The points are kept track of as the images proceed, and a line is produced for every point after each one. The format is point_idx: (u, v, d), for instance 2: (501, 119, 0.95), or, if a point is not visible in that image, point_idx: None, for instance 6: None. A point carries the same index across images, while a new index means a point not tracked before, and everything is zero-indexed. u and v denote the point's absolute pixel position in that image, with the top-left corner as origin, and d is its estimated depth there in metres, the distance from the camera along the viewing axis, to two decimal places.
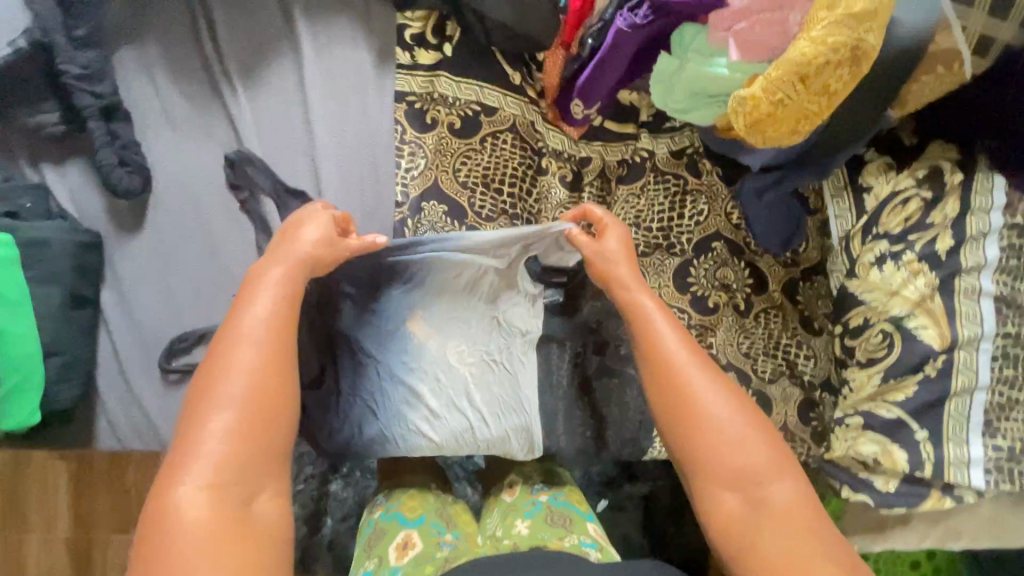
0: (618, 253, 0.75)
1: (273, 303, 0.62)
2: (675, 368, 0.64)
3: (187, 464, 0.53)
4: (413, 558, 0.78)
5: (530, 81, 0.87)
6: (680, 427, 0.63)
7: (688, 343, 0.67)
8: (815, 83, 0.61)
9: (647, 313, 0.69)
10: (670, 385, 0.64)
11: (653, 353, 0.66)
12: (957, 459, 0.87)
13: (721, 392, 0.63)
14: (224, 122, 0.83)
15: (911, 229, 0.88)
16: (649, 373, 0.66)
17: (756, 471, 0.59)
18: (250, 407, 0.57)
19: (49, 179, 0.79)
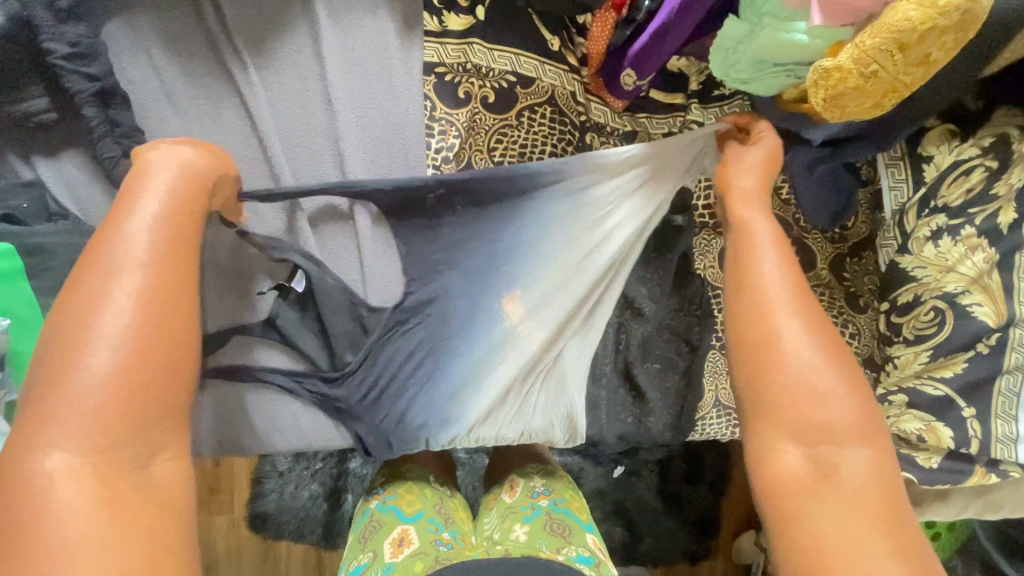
0: (758, 164, 0.68)
1: (156, 234, 0.54)
2: (770, 301, 0.60)
3: (57, 425, 0.48)
4: (407, 556, 0.99)
5: (569, 46, 0.79)
6: (756, 360, 0.59)
7: (795, 280, 0.61)
8: (914, 52, 0.54)
9: (756, 240, 0.63)
10: (759, 321, 0.60)
11: (746, 284, 0.62)
12: (1004, 436, 0.85)
13: (813, 340, 0.59)
14: (234, 103, 0.74)
15: (972, 202, 0.83)
16: (737, 302, 0.62)
17: (834, 430, 0.56)
18: (136, 359, 0.50)
19: (43, 175, 0.71)
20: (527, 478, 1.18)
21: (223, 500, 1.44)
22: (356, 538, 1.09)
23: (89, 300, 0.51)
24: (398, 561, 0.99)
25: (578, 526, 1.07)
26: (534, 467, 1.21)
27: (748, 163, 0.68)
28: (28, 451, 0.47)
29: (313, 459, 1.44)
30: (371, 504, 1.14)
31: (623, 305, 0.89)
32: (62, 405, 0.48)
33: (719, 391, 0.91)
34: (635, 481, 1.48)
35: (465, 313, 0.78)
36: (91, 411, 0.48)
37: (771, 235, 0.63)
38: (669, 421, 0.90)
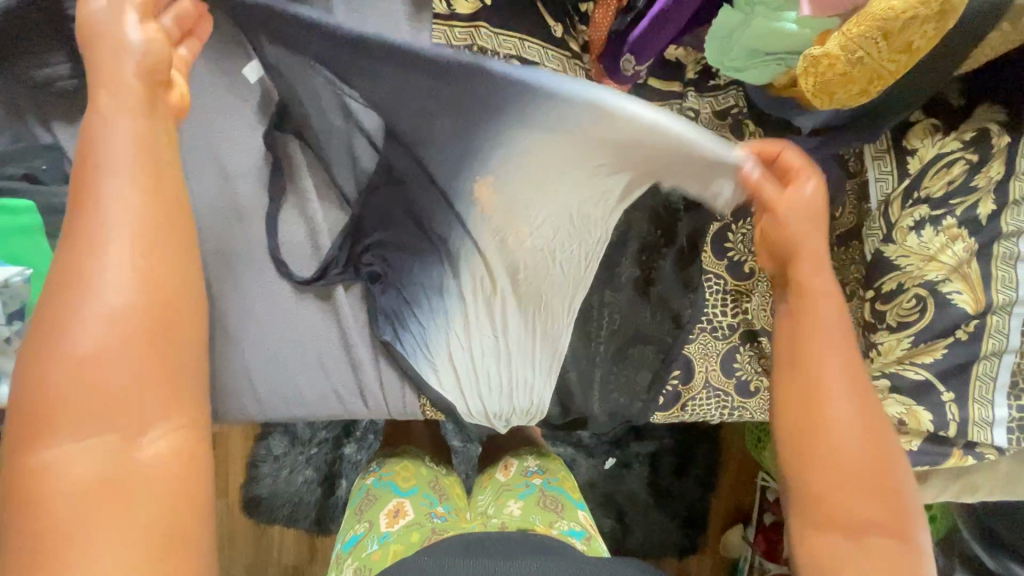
0: (801, 219, 0.65)
1: (125, 166, 0.51)
2: (826, 385, 0.62)
3: (52, 412, 0.45)
4: (402, 527, 1.00)
5: (572, 32, 0.82)
6: (806, 440, 0.61)
7: (852, 368, 0.63)
8: (897, 40, 0.58)
9: (820, 321, 0.64)
10: (808, 379, 0.63)
11: (801, 342, 0.64)
12: (981, 419, 0.89)
13: (862, 428, 0.61)
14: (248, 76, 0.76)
15: (954, 193, 0.87)
16: (787, 361, 0.65)
17: (867, 517, 0.59)
18: (128, 320, 0.48)
19: (61, 139, 0.72)
20: (520, 460, 1.20)
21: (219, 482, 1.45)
22: (353, 511, 1.11)
23: (83, 237, 0.49)
24: (394, 531, 1.00)
25: (571, 502, 1.10)
26: (528, 449, 1.24)
27: (805, 208, 0.65)
28: (34, 436, 0.45)
29: (308, 444, 1.46)
30: (368, 480, 1.15)
31: (632, 270, 0.92)
32: (50, 382, 0.46)
33: (710, 372, 0.95)
34: (626, 473, 1.51)
35: (455, 254, 0.80)
36: (93, 379, 0.46)
37: (836, 315, 0.64)
38: (661, 401, 0.94)
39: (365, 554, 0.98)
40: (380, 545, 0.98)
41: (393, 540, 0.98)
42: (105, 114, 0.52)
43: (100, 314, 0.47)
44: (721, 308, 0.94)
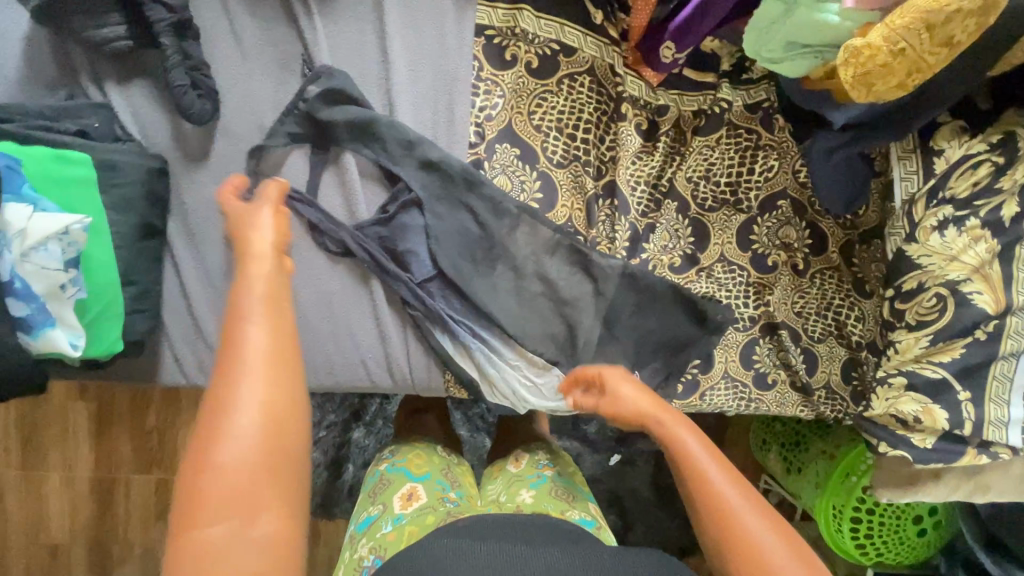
0: (632, 392, 0.72)
1: (265, 259, 0.58)
2: (727, 509, 0.57)
3: (199, 495, 0.46)
4: (417, 509, 1.00)
5: (612, 20, 0.85)
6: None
7: (740, 483, 0.59)
8: (941, 33, 0.59)
9: (692, 456, 0.62)
10: (740, 557, 0.55)
11: (721, 515, 0.57)
12: (997, 419, 0.90)
13: (787, 546, 0.54)
14: (297, 48, 0.78)
15: (978, 195, 0.88)
16: (709, 536, 0.57)
17: None
18: (266, 406, 0.49)
19: (112, 98, 0.75)
20: (532, 455, 1.20)
21: None
22: (367, 493, 1.12)
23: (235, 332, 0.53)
24: (408, 512, 1.00)
25: (579, 494, 1.10)
26: (539, 446, 1.23)
27: (625, 399, 0.72)
28: (188, 526, 0.45)
29: (318, 427, 1.47)
30: (380, 467, 1.15)
31: (656, 257, 0.91)
32: (200, 476, 0.47)
33: (729, 362, 0.96)
34: (629, 470, 1.52)
35: (489, 231, 0.83)
36: (241, 461, 0.47)
37: (702, 445, 0.63)
38: (680, 389, 0.94)
39: (379, 534, 0.98)
40: (395, 527, 0.98)
41: (407, 522, 0.97)
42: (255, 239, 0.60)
43: (251, 399, 0.49)
44: (744, 300, 0.95)
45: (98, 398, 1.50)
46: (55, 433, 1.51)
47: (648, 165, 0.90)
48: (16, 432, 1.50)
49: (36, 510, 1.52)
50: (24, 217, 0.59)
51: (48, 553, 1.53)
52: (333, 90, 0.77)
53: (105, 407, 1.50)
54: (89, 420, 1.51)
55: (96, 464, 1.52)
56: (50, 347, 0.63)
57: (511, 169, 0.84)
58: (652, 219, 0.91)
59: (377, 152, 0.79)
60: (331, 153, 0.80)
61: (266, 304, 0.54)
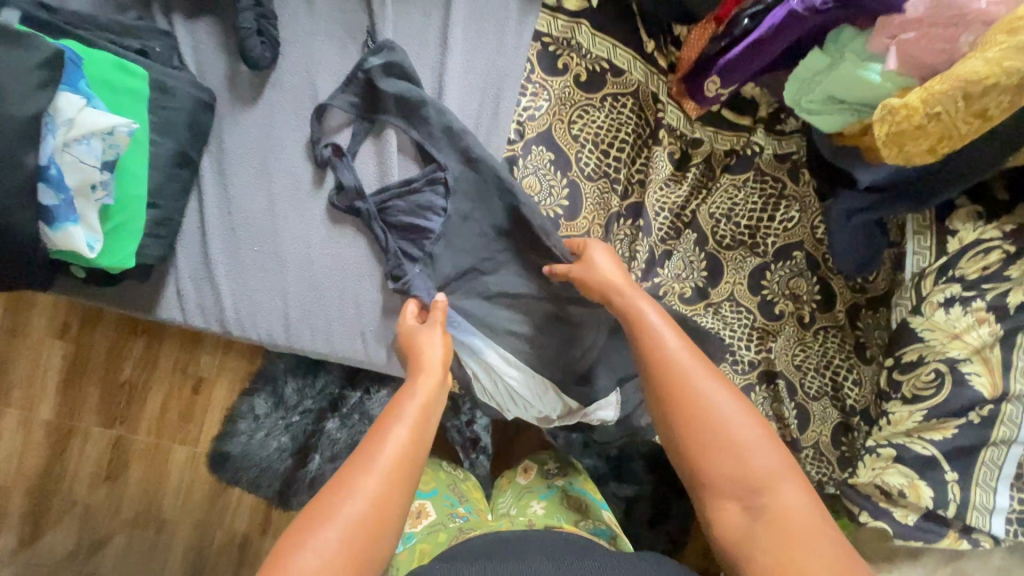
0: (609, 265, 0.73)
1: (429, 372, 0.65)
2: (673, 367, 0.61)
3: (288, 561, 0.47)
4: (427, 526, 0.81)
5: (663, 51, 0.89)
6: (680, 429, 0.59)
7: (689, 347, 0.63)
8: (977, 103, 0.61)
9: (643, 317, 0.66)
10: (678, 403, 0.59)
11: (666, 376, 0.61)
12: (980, 504, 0.90)
13: (726, 397, 0.59)
14: (362, 18, 0.82)
15: (986, 278, 0.90)
16: (652, 387, 0.62)
17: (756, 477, 0.55)
18: (372, 512, 0.51)
19: (178, 31, 0.78)
20: (540, 466, 0.95)
21: (192, 431, 1.47)
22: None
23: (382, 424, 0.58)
24: (419, 531, 0.80)
25: (596, 503, 0.88)
26: (550, 455, 0.98)
27: (607, 264, 0.73)
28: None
29: (292, 412, 1.40)
30: None
31: (665, 283, 0.93)
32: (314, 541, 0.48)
33: None
34: None
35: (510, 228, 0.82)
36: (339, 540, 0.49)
37: (655, 311, 0.67)
38: None
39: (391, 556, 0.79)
40: (406, 546, 0.79)
41: (420, 540, 0.79)
42: (424, 360, 0.67)
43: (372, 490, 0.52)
44: (746, 343, 0.95)
45: (78, 341, 1.47)
46: (25, 368, 1.47)
47: (673, 194, 0.92)
48: None
49: None
50: (76, 107, 0.60)
51: None
52: (393, 64, 0.79)
53: (82, 351, 1.47)
54: (62, 362, 1.47)
55: (59, 410, 1.47)
56: (66, 243, 0.61)
57: (542, 172, 0.86)
58: (670, 246, 0.93)
59: (421, 133, 0.81)
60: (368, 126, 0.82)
61: (410, 433, 0.57)
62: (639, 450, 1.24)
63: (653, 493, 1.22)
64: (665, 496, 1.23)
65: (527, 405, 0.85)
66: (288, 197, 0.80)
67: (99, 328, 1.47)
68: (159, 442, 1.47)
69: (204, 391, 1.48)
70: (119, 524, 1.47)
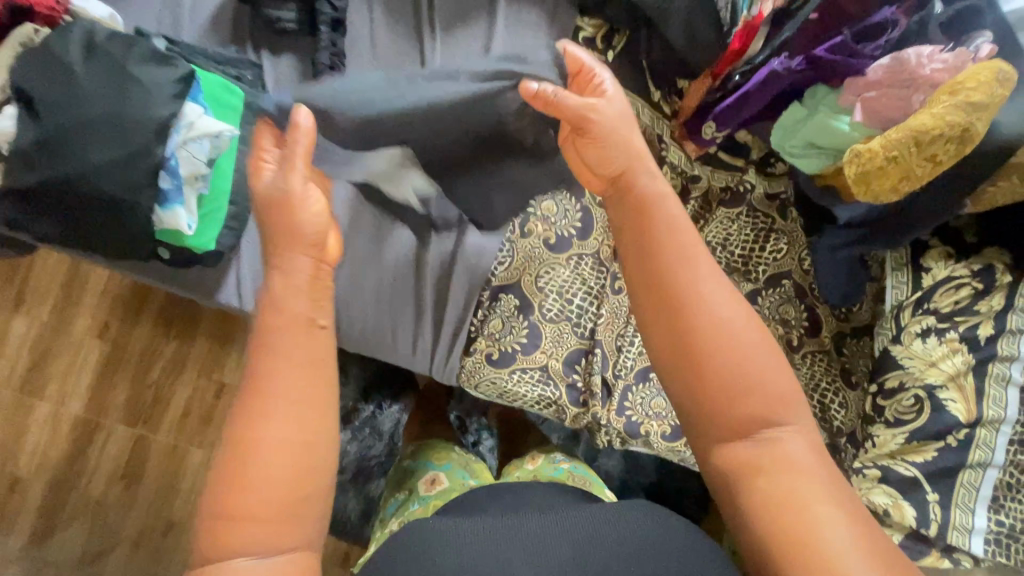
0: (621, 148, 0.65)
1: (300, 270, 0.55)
2: (690, 288, 0.56)
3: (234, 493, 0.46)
4: (442, 489, 0.88)
5: (667, 99, 1.03)
6: (694, 355, 0.55)
7: (709, 269, 0.57)
8: (926, 149, 0.74)
9: (667, 225, 0.59)
10: (691, 326, 0.55)
11: (679, 298, 0.56)
12: (961, 525, 0.95)
13: (741, 319, 0.55)
14: (413, 59, 0.97)
15: (958, 312, 0.99)
16: (664, 322, 0.56)
17: (767, 408, 0.54)
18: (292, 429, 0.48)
19: (264, 63, 0.94)
20: (547, 454, 1.04)
21: (211, 433, 1.55)
22: (393, 482, 0.98)
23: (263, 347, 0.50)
24: (433, 493, 0.88)
25: (599, 485, 0.95)
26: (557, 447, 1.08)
27: (628, 150, 0.64)
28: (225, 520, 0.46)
29: None
30: (404, 461, 1.01)
31: None
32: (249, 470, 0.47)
33: None
34: None
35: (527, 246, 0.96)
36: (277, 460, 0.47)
37: (676, 219, 0.60)
38: (668, 432, 1.01)
39: (406, 511, 0.85)
40: (423, 504, 0.85)
41: (434, 499, 0.86)
42: (290, 255, 0.56)
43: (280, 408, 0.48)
44: None
45: (114, 340, 1.56)
46: (61, 363, 1.55)
47: None
48: (23, 354, 1.54)
49: (13, 436, 1.53)
50: (196, 114, 0.75)
51: (4, 486, 1.51)
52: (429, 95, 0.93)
53: (117, 349, 1.56)
54: (98, 359, 1.56)
55: (88, 404, 1.55)
56: (173, 222, 0.76)
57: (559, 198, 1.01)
58: None
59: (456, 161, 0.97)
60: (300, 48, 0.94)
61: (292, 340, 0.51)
62: (638, 480, 1.29)
63: None
64: None
65: (511, 326, 0.98)
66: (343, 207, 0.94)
67: (135, 329, 1.57)
68: (179, 442, 1.55)
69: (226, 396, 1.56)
70: (132, 521, 1.52)
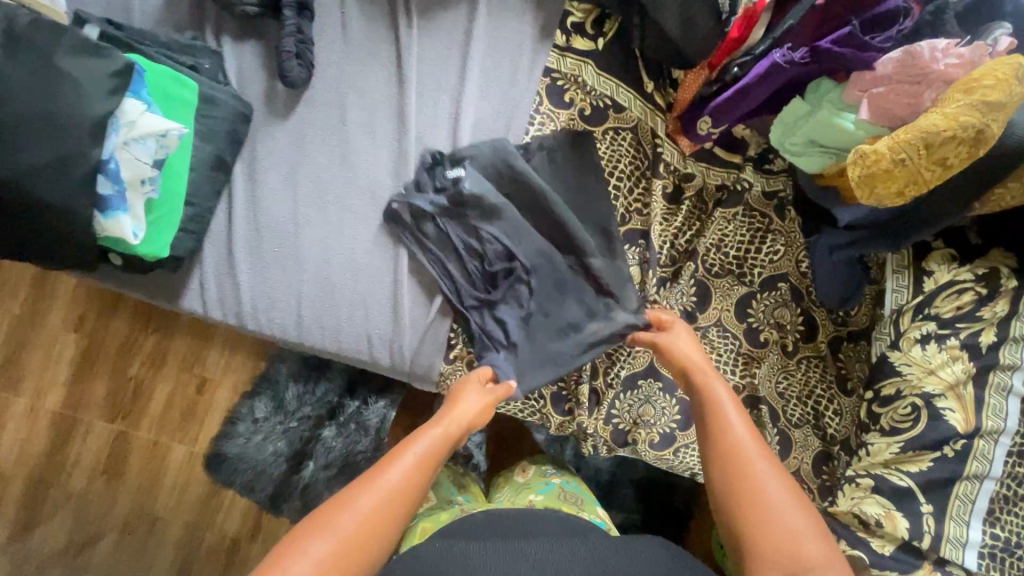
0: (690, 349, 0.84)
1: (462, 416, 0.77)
2: (741, 451, 0.71)
3: (330, 522, 0.61)
4: (429, 508, 0.87)
5: (662, 91, 0.96)
6: (744, 504, 0.67)
7: (755, 439, 0.73)
8: (937, 152, 0.69)
9: (719, 403, 0.76)
10: (739, 476, 0.69)
11: (734, 459, 0.70)
12: (954, 538, 0.92)
13: (786, 487, 0.68)
14: (386, 44, 0.90)
15: (961, 317, 0.95)
16: (721, 471, 0.70)
17: (806, 560, 0.62)
18: (391, 502, 0.65)
19: (225, 50, 0.87)
20: (538, 465, 1.00)
21: (191, 430, 1.51)
22: None
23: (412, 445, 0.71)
24: (420, 513, 0.87)
25: (590, 500, 0.93)
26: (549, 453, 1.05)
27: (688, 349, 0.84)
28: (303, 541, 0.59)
29: (291, 416, 1.41)
30: None
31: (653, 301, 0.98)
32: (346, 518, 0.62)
33: None
34: None
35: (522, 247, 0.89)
36: (367, 516, 0.62)
37: (730, 401, 0.77)
38: (656, 440, 0.96)
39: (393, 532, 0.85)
40: (409, 525, 0.85)
41: (421, 519, 0.85)
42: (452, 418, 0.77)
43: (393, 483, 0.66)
44: (731, 368, 1.01)
45: (90, 335, 1.51)
46: (37, 359, 1.50)
47: (669, 225, 0.99)
48: None
49: None
50: (138, 111, 0.70)
51: None
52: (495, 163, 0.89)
53: (94, 344, 1.51)
54: (74, 354, 1.50)
55: (66, 400, 1.50)
56: (115, 231, 0.71)
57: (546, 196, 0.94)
58: (666, 273, 0.99)
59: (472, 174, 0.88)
60: (422, 154, 0.89)
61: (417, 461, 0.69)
62: (629, 480, 1.25)
63: (640, 517, 1.23)
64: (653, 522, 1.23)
65: None
66: (312, 205, 0.88)
67: (112, 322, 1.51)
68: (160, 439, 1.51)
69: (207, 392, 1.51)
70: (112, 521, 1.49)
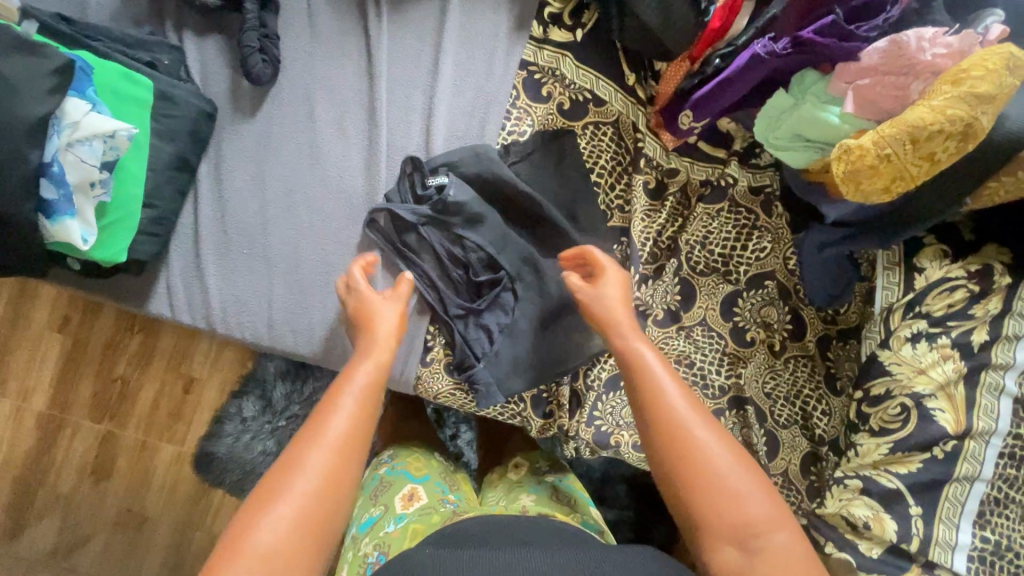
0: (616, 299, 0.79)
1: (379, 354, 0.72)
2: (675, 414, 0.65)
3: (267, 507, 0.56)
4: (419, 508, 0.84)
5: (643, 83, 0.93)
6: (685, 471, 0.62)
7: (690, 397, 0.67)
8: (924, 146, 0.66)
9: (646, 361, 0.70)
10: (674, 440, 0.64)
11: (667, 425, 0.65)
12: (944, 541, 0.90)
13: (725, 444, 0.63)
14: (355, 39, 0.88)
15: (952, 315, 0.92)
16: (655, 439, 0.65)
17: (752, 522, 0.59)
18: (325, 470, 0.59)
19: (187, 47, 0.85)
20: (529, 467, 0.98)
21: (179, 430, 1.49)
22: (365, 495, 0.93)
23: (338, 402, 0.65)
24: (410, 513, 0.83)
25: (584, 502, 0.90)
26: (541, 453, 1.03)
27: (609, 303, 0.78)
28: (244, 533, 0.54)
29: (279, 416, 1.40)
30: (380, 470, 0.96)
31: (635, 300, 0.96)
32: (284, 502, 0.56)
33: None
34: None
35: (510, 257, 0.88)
36: (307, 494, 0.57)
37: (655, 358, 0.71)
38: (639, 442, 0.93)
39: (381, 534, 0.80)
40: (399, 526, 0.80)
41: (412, 520, 0.81)
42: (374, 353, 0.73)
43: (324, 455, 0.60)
44: (716, 368, 0.98)
45: (74, 335, 1.49)
46: (21, 359, 1.48)
47: (653, 222, 0.96)
48: None
49: None
50: (81, 112, 0.67)
51: None
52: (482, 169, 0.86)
53: (78, 344, 1.49)
54: (58, 354, 1.49)
55: (52, 401, 1.49)
56: (63, 235, 0.69)
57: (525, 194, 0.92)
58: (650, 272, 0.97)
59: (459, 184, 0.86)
60: (401, 164, 0.86)
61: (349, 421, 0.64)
62: (620, 478, 1.23)
63: (632, 516, 1.21)
64: (648, 519, 1.20)
65: None
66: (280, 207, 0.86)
67: (97, 322, 1.50)
68: (148, 440, 1.49)
69: (194, 391, 1.49)
70: (102, 521, 1.48)
